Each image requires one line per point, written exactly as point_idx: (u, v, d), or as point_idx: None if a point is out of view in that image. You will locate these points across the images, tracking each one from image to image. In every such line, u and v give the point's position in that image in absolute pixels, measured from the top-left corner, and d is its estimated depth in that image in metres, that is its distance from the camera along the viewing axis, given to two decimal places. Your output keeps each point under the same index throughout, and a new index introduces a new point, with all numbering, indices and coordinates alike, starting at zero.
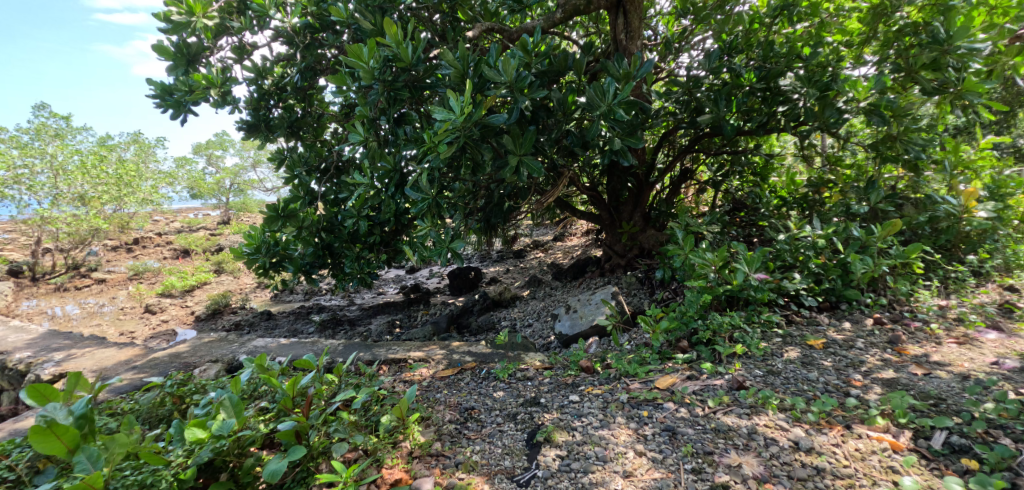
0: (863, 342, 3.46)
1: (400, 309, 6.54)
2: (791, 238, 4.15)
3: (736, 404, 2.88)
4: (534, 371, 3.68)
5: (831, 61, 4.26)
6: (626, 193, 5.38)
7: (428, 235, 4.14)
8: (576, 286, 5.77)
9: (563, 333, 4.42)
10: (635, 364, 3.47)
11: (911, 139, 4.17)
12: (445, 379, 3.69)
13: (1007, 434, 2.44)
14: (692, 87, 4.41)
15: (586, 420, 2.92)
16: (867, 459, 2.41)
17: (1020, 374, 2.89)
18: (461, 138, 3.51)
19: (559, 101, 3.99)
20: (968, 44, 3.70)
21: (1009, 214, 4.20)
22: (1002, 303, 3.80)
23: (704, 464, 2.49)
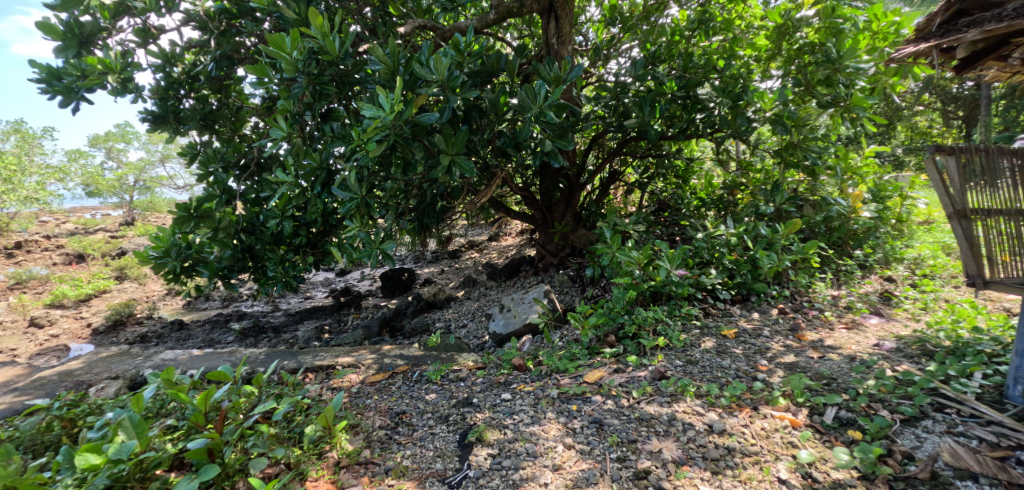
0: (769, 331, 3.76)
1: (329, 314, 6.38)
2: (707, 236, 4.47)
3: (658, 393, 3.06)
4: (467, 371, 3.72)
5: (742, 74, 4.56)
6: (557, 194, 5.49)
7: (356, 236, 4.05)
8: (511, 285, 5.85)
9: (497, 333, 4.49)
10: (565, 360, 3.60)
11: (809, 147, 4.61)
12: (376, 384, 3.64)
13: (885, 406, 2.75)
14: (619, 93, 4.57)
15: (517, 417, 2.99)
16: (771, 436, 2.62)
17: (896, 353, 3.28)
18: (392, 136, 3.45)
19: (490, 102, 4.03)
20: (855, 64, 4.08)
21: (888, 214, 4.95)
22: (883, 293, 4.27)
23: (629, 452, 2.62)
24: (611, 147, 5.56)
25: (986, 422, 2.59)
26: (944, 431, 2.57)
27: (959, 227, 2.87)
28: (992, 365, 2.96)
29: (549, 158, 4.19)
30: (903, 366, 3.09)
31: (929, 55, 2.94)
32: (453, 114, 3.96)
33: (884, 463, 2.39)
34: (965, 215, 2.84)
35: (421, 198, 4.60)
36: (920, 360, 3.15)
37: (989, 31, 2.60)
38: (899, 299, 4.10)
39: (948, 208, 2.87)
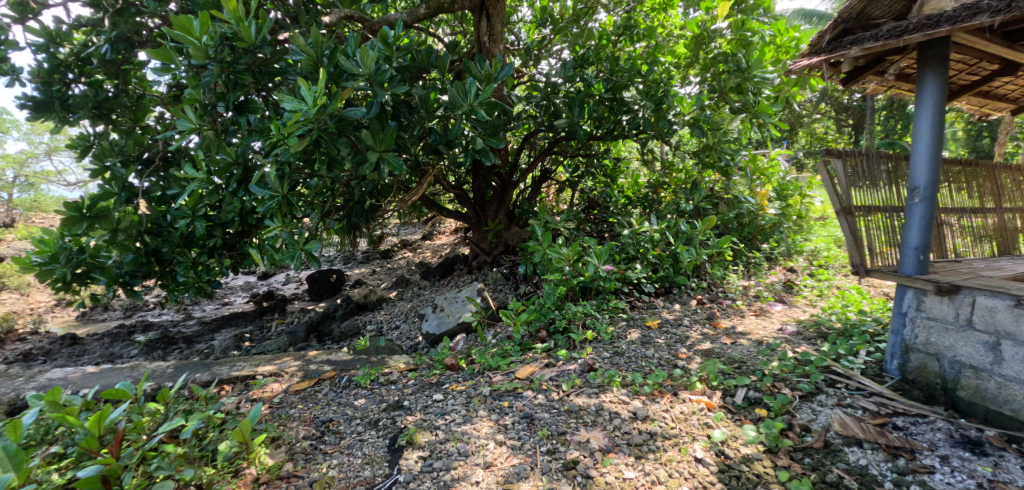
0: (688, 320, 4.02)
1: (250, 320, 6.09)
2: (633, 232, 4.67)
3: (586, 385, 3.18)
4: (398, 374, 3.69)
5: (663, 79, 4.78)
6: (490, 192, 5.59)
7: (278, 236, 3.89)
8: (445, 284, 5.84)
9: (430, 333, 4.47)
10: (498, 357, 3.66)
11: (722, 149, 4.99)
12: (300, 392, 3.52)
13: (787, 385, 3.01)
14: (550, 93, 4.69)
15: (449, 417, 2.99)
16: (689, 419, 2.78)
17: (796, 336, 3.63)
18: (315, 131, 3.35)
19: (420, 99, 4.00)
20: (762, 74, 4.38)
21: (789, 211, 5.62)
22: (786, 282, 4.82)
23: (558, 444, 2.68)
24: (542, 145, 5.65)
25: (868, 393, 2.93)
26: (835, 403, 2.86)
27: (845, 223, 3.18)
28: (874, 343, 3.38)
29: (480, 157, 4.26)
30: (801, 348, 3.41)
31: (819, 68, 3.24)
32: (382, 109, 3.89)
33: (786, 437, 2.60)
34: (850, 212, 3.16)
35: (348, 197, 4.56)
36: (816, 341, 3.52)
37: (868, 49, 2.94)
38: (798, 288, 4.63)
39: (836, 205, 3.20)
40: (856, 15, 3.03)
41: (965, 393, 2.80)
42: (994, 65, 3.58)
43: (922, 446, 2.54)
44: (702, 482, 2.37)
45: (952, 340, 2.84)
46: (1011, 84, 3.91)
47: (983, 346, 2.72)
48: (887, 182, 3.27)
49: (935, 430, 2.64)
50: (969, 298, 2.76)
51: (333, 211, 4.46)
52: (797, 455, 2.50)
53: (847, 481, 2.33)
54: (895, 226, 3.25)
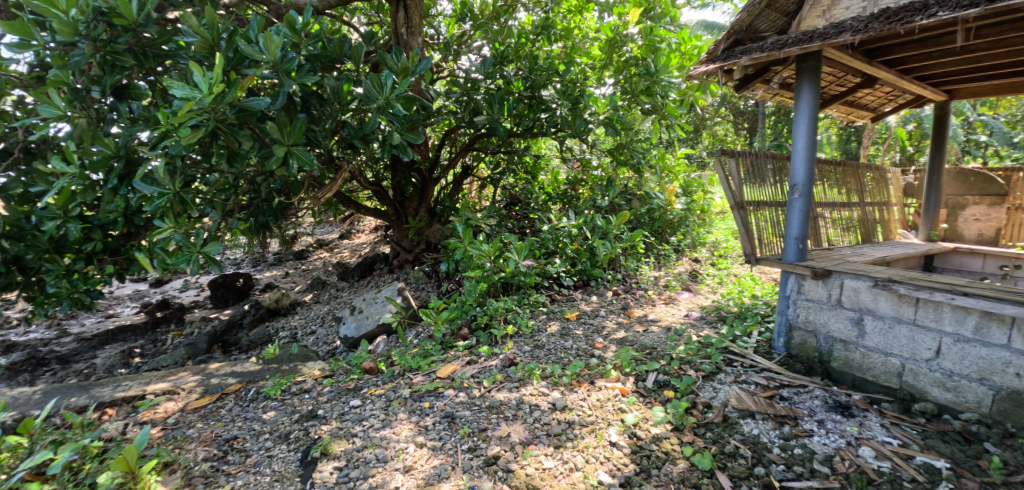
0: (604, 311, 4.25)
1: (140, 335, 5.53)
2: (552, 228, 4.81)
3: (507, 380, 3.24)
4: (312, 382, 3.55)
5: (580, 79, 4.92)
6: (410, 188, 5.49)
7: (170, 238, 3.59)
8: (364, 285, 5.70)
9: (349, 336, 4.35)
10: (418, 358, 3.64)
11: (634, 148, 5.28)
12: (199, 411, 3.24)
13: (691, 366, 3.27)
14: (470, 89, 4.72)
15: (366, 423, 2.91)
16: (604, 406, 2.92)
17: (699, 320, 4.01)
18: (210, 122, 3.15)
19: (333, 91, 3.88)
20: (669, 79, 4.70)
21: (694, 206, 6.15)
22: (692, 271, 5.27)
23: (479, 441, 2.69)
24: (462, 141, 5.65)
25: (760, 370, 3.22)
26: (733, 380, 3.11)
27: (737, 216, 3.47)
28: (764, 323, 3.79)
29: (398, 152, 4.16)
30: (704, 332, 3.76)
31: (715, 74, 3.51)
32: (289, 101, 3.75)
33: (690, 415, 2.81)
34: (743, 207, 3.45)
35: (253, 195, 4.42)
36: (717, 324, 3.89)
37: (755, 59, 3.24)
38: (702, 276, 5.09)
39: (730, 200, 3.46)
40: (745, 28, 3.31)
41: (838, 364, 3.15)
42: (856, 78, 4.06)
43: (802, 413, 2.80)
44: (616, 465, 2.48)
45: (826, 318, 3.20)
46: (872, 94, 4.47)
47: (850, 321, 3.09)
48: (773, 179, 3.62)
49: (813, 397, 2.93)
50: (838, 281, 3.13)
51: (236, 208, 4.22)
52: (700, 430, 2.70)
53: (742, 450, 2.54)
54: (777, 218, 3.61)
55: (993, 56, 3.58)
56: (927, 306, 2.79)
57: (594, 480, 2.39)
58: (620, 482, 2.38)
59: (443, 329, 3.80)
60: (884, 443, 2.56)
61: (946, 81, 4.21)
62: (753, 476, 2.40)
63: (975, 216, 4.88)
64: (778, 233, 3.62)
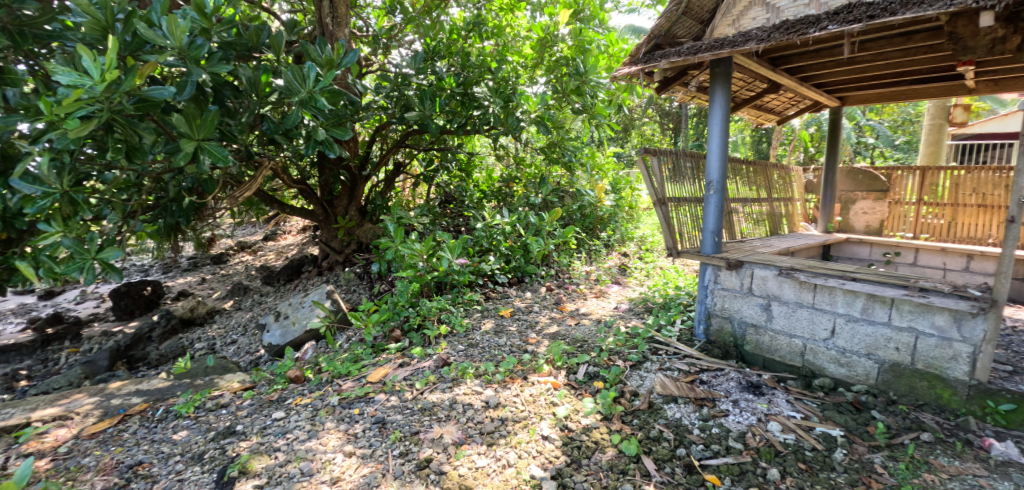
0: (537, 306, 4.36)
1: (27, 355, 4.90)
2: (486, 225, 4.84)
3: (441, 380, 3.23)
4: (230, 396, 3.35)
5: (511, 77, 5.02)
6: (338, 186, 5.31)
7: (59, 243, 3.26)
8: (291, 289, 5.47)
9: (273, 344, 4.16)
10: (348, 363, 3.54)
11: (565, 146, 5.40)
12: (97, 436, 2.94)
13: (619, 356, 3.41)
14: (401, 84, 4.64)
15: (291, 436, 2.78)
16: (537, 400, 2.98)
17: (628, 312, 4.20)
18: (104, 113, 2.88)
19: (249, 81, 3.68)
20: (597, 79, 4.85)
21: (622, 202, 6.43)
22: (621, 265, 5.53)
23: (411, 445, 2.64)
24: (393, 138, 5.53)
25: (682, 356, 3.41)
26: (658, 368, 3.27)
27: (660, 212, 3.64)
28: (686, 312, 4.03)
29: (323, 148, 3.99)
30: (632, 322, 3.96)
31: (637, 76, 3.67)
32: (200, 91, 3.53)
33: (618, 404, 2.93)
34: (664, 203, 3.62)
35: (160, 194, 4.15)
36: (644, 315, 4.10)
37: (673, 63, 3.44)
38: (630, 270, 5.36)
39: (653, 196, 3.60)
40: (664, 33, 3.48)
41: (750, 347, 3.39)
42: (763, 84, 4.39)
43: (720, 394, 2.99)
44: (548, 459, 2.52)
45: (739, 305, 3.44)
46: (779, 99, 4.81)
47: (759, 307, 3.34)
48: (691, 177, 3.83)
49: (729, 379, 3.14)
50: (749, 270, 3.37)
51: (140, 209, 3.98)
52: (627, 418, 2.82)
53: (666, 434, 2.68)
54: (695, 212, 3.82)
55: (877, 66, 3.95)
56: (823, 290, 3.06)
57: (527, 475, 2.43)
58: (552, 474, 2.43)
59: (373, 332, 3.74)
60: (790, 417, 2.78)
61: (840, 88, 4.62)
62: (676, 457, 2.53)
63: (865, 209, 5.38)
64: (695, 226, 3.83)
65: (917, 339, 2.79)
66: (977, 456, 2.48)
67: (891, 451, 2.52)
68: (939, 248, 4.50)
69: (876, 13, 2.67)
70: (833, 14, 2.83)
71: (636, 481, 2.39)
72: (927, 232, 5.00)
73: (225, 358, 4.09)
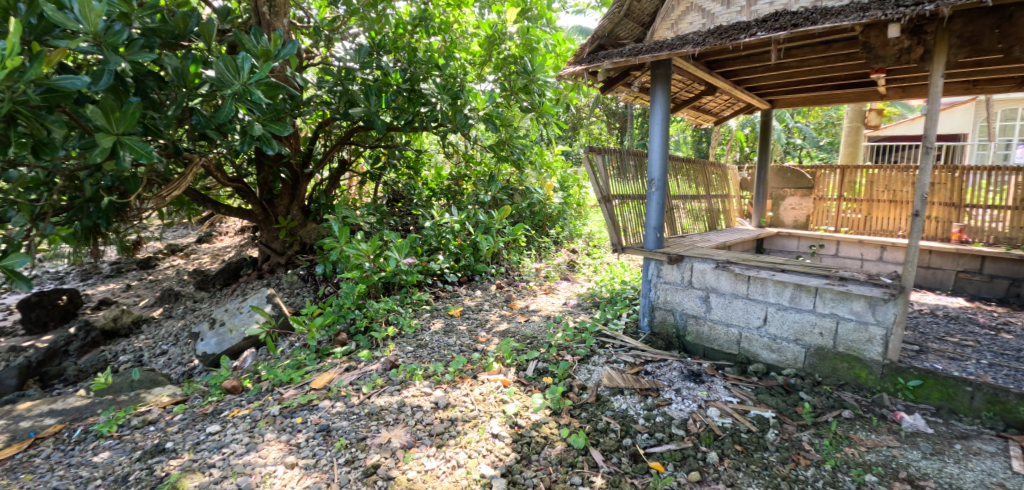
0: (487, 305, 4.38)
1: None
2: (435, 224, 4.81)
3: (389, 383, 3.19)
4: (158, 411, 3.14)
5: (459, 74, 4.99)
6: (279, 185, 5.11)
7: None
8: (228, 295, 5.22)
9: (208, 354, 3.97)
10: (290, 370, 3.43)
11: (513, 144, 5.43)
12: (4, 464, 2.69)
13: (568, 351, 3.48)
14: (344, 78, 4.50)
15: (227, 451, 2.65)
16: (487, 399, 3.00)
17: (576, 308, 4.29)
18: (6, 103, 2.64)
19: (176, 72, 3.48)
20: (545, 78, 4.91)
21: (570, 200, 6.56)
22: (570, 261, 5.66)
23: (357, 452, 2.59)
24: (338, 134, 5.39)
25: (628, 349, 3.52)
26: (605, 361, 3.35)
27: (605, 209, 3.73)
28: (632, 306, 4.16)
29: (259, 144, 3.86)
30: (580, 317, 4.05)
31: (582, 76, 3.74)
32: (119, 82, 3.25)
33: (567, 398, 2.99)
34: (609, 200, 3.71)
35: (74, 194, 3.88)
36: (591, 309, 4.20)
37: (615, 63, 3.52)
38: (578, 266, 5.49)
39: (598, 194, 3.69)
40: (607, 34, 3.59)
41: (692, 337, 3.54)
42: (701, 86, 4.58)
43: (663, 384, 3.10)
44: (498, 456, 2.54)
45: (681, 297, 3.58)
46: (716, 100, 5.02)
47: (699, 299, 3.49)
48: (634, 175, 3.94)
49: (671, 369, 3.26)
50: (689, 264, 3.51)
51: (51, 210, 3.76)
52: (576, 411, 2.88)
53: (612, 425, 2.75)
54: (639, 209, 3.93)
55: (802, 72, 4.20)
56: (756, 282, 3.23)
57: (477, 474, 2.43)
58: (502, 472, 2.44)
59: (316, 336, 3.65)
60: (727, 402, 2.92)
61: (771, 92, 4.87)
62: (622, 447, 2.60)
63: (794, 205, 5.70)
64: (639, 223, 3.94)
65: (838, 324, 2.99)
66: (890, 428, 2.69)
67: (817, 429, 2.68)
68: (858, 241, 4.94)
69: (800, 22, 2.83)
70: (761, 22, 2.99)
71: (584, 472, 2.45)
72: (847, 225, 5.35)
73: (153, 371, 3.84)
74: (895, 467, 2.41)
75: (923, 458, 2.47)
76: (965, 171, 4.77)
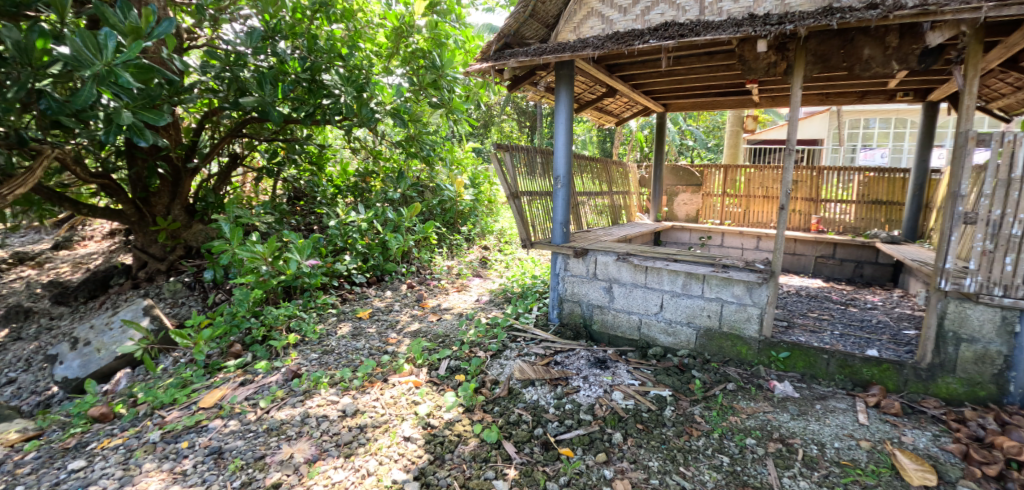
0: (398, 305, 4.32)
1: None
2: (340, 223, 4.64)
3: (291, 395, 3.05)
4: (4, 452, 2.70)
5: (363, 66, 4.81)
6: (156, 181, 4.63)
7: None
8: (94, 309, 4.64)
9: (71, 379, 3.49)
10: (174, 389, 3.15)
11: (423, 140, 5.37)
12: None
13: (480, 347, 3.53)
14: (232, 63, 4.18)
15: (96, 487, 2.39)
16: (398, 402, 2.95)
17: (488, 304, 4.34)
18: None
19: (18, 47, 3.02)
20: (453, 74, 4.95)
21: (482, 196, 6.61)
22: (482, 258, 5.75)
23: (255, 472, 2.45)
24: (228, 127, 5.00)
25: (539, 341, 3.63)
26: (517, 355, 3.43)
27: (514, 205, 3.79)
28: (542, 299, 4.29)
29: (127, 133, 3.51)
30: (492, 313, 4.11)
31: (488, 72, 3.80)
32: None
33: (479, 394, 3.02)
34: (517, 197, 3.79)
35: None
36: (503, 305, 4.28)
37: (521, 62, 3.60)
38: (490, 263, 5.59)
39: (507, 190, 3.75)
40: (513, 32, 3.66)
41: (597, 326, 3.72)
42: (603, 89, 4.80)
43: (572, 373, 3.23)
44: (410, 460, 2.52)
45: (586, 289, 3.75)
46: (616, 102, 5.28)
47: (603, 290, 3.67)
48: (541, 172, 4.06)
49: (579, 358, 3.40)
50: (593, 258, 3.68)
51: None
52: (488, 406, 2.92)
53: (524, 416, 2.82)
54: (546, 205, 4.06)
55: (691, 79, 4.54)
56: (653, 272, 3.46)
57: (388, 480, 2.40)
58: (414, 475, 2.43)
59: (205, 350, 3.36)
60: (630, 384, 3.10)
61: (665, 97, 5.22)
62: (533, 437, 2.68)
63: (685, 201, 6.12)
64: (546, 218, 4.06)
65: (723, 306, 3.28)
66: (765, 396, 2.97)
67: (706, 402, 2.92)
68: (739, 232, 5.43)
69: (685, 32, 3.07)
70: (653, 31, 3.21)
71: (498, 466, 2.49)
72: (730, 218, 5.88)
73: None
74: (769, 429, 2.69)
75: (791, 419, 2.76)
76: (821, 171, 5.46)
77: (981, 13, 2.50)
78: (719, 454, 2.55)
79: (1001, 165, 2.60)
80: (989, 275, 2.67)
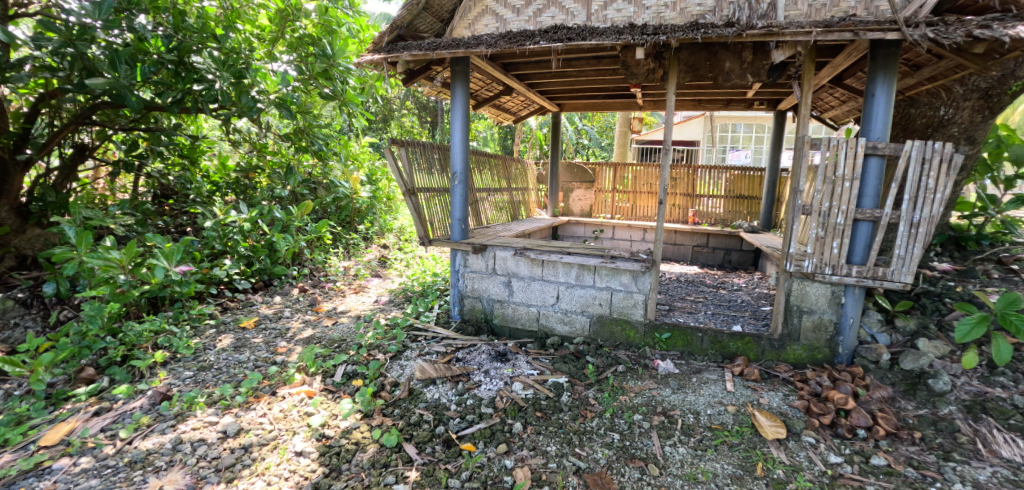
0: (288, 311, 4.11)
1: None
2: (218, 223, 4.23)
3: (158, 420, 2.77)
4: None
5: (242, 49, 4.41)
6: None
7: None
8: None
9: None
10: (6, 428, 2.71)
11: (313, 133, 5.06)
12: None
13: (379, 350, 3.45)
14: (75, 37, 3.58)
15: None
16: (288, 415, 2.81)
17: (388, 305, 4.25)
18: None
19: None
20: (346, 63, 4.70)
21: (379, 193, 6.46)
22: (380, 258, 5.62)
23: None
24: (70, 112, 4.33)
25: (440, 339, 3.62)
26: (418, 355, 3.39)
27: (410, 202, 3.74)
28: (443, 297, 4.30)
29: None
30: (391, 313, 4.05)
31: (380, 64, 3.75)
32: None
33: (378, 397, 2.96)
34: (414, 193, 3.74)
35: None
36: (403, 305, 4.22)
37: (414, 55, 3.59)
38: (388, 263, 5.50)
39: (403, 187, 3.69)
40: (406, 25, 3.64)
41: (498, 320, 3.80)
42: (499, 87, 4.88)
43: (473, 368, 3.27)
44: (303, 475, 2.41)
45: (486, 284, 3.81)
46: (512, 100, 5.40)
47: (502, 284, 3.75)
48: (438, 169, 4.06)
49: (481, 353, 3.44)
50: (492, 253, 3.75)
51: None
52: (388, 409, 2.87)
53: (425, 416, 2.81)
54: (444, 202, 4.05)
55: (582, 81, 4.75)
56: (549, 265, 3.59)
57: None
58: None
59: (44, 378, 2.93)
60: (529, 375, 3.19)
61: (559, 97, 5.44)
62: (435, 436, 2.68)
63: (579, 197, 6.43)
64: (445, 215, 4.05)
65: (612, 294, 3.48)
66: (650, 374, 3.20)
67: (599, 385, 3.09)
68: (627, 226, 5.80)
69: (573, 37, 3.24)
70: (544, 32, 3.33)
71: (398, 469, 2.46)
72: (619, 213, 6.25)
73: None
74: (654, 406, 2.90)
75: (672, 393, 3.01)
76: (695, 169, 6.00)
77: (812, 37, 2.87)
78: (611, 431, 2.72)
79: (828, 166, 2.99)
80: (821, 257, 3.09)
